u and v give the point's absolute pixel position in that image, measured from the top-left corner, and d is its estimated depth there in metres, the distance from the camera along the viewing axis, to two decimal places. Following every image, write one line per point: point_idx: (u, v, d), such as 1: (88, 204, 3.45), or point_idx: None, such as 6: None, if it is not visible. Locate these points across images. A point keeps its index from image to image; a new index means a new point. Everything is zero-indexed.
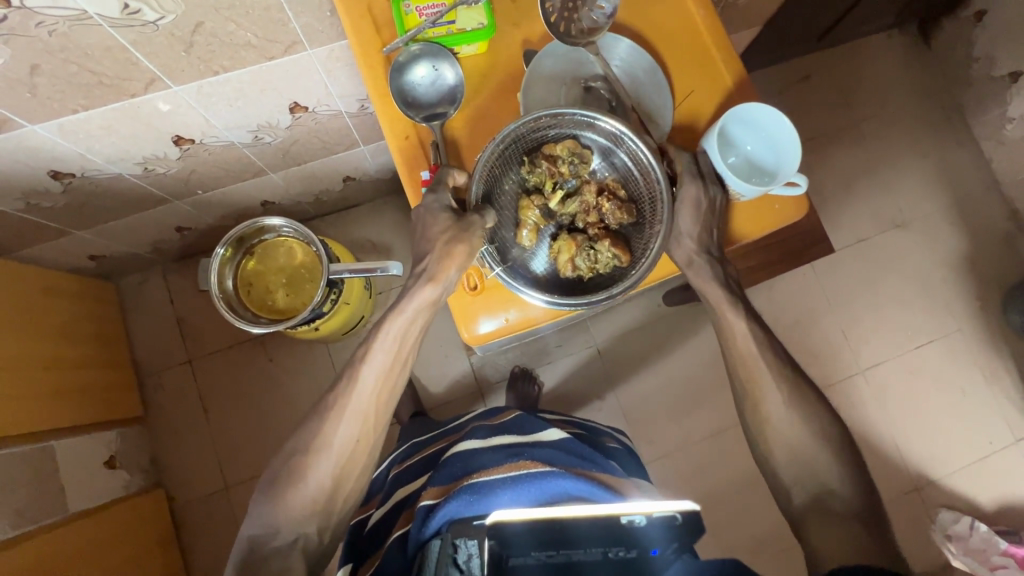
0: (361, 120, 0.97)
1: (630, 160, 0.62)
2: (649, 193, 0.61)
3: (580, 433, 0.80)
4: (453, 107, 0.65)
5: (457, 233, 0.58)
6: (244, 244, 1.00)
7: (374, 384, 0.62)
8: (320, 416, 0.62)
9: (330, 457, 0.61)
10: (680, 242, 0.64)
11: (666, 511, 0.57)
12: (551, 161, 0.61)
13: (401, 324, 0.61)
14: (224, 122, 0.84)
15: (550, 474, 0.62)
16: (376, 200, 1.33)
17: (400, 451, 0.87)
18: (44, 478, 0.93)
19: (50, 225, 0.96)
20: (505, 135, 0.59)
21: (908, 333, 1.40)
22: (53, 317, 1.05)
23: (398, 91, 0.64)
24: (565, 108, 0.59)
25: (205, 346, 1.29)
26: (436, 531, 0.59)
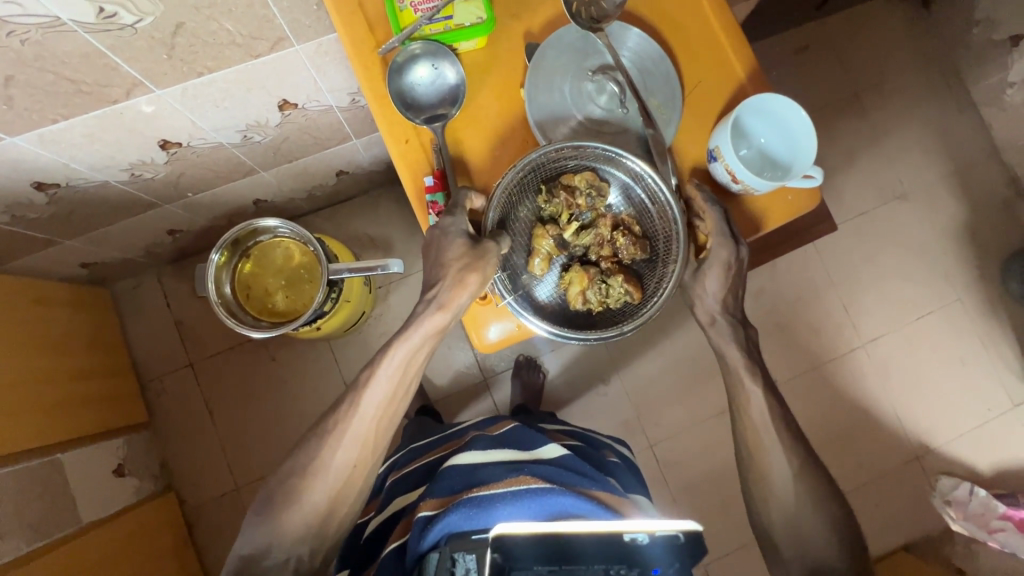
0: (353, 113, 0.93)
1: (646, 196, 0.62)
2: (665, 233, 0.62)
3: (579, 447, 0.80)
4: (455, 107, 0.62)
5: (471, 260, 0.57)
6: (240, 247, 0.98)
7: (377, 409, 0.61)
8: (319, 438, 0.60)
9: (327, 479, 0.59)
10: (703, 301, 0.66)
11: (669, 528, 0.54)
12: (569, 193, 0.62)
13: (407, 351, 0.60)
14: (212, 124, 0.81)
15: (550, 491, 0.62)
16: (370, 193, 1.30)
17: (398, 457, 0.87)
18: (55, 492, 0.93)
19: (38, 236, 0.93)
20: (524, 165, 0.58)
21: (909, 305, 1.41)
22: (49, 328, 1.03)
23: (397, 93, 0.62)
24: (588, 142, 0.58)
25: (206, 348, 1.28)
26: (434, 543, 0.60)
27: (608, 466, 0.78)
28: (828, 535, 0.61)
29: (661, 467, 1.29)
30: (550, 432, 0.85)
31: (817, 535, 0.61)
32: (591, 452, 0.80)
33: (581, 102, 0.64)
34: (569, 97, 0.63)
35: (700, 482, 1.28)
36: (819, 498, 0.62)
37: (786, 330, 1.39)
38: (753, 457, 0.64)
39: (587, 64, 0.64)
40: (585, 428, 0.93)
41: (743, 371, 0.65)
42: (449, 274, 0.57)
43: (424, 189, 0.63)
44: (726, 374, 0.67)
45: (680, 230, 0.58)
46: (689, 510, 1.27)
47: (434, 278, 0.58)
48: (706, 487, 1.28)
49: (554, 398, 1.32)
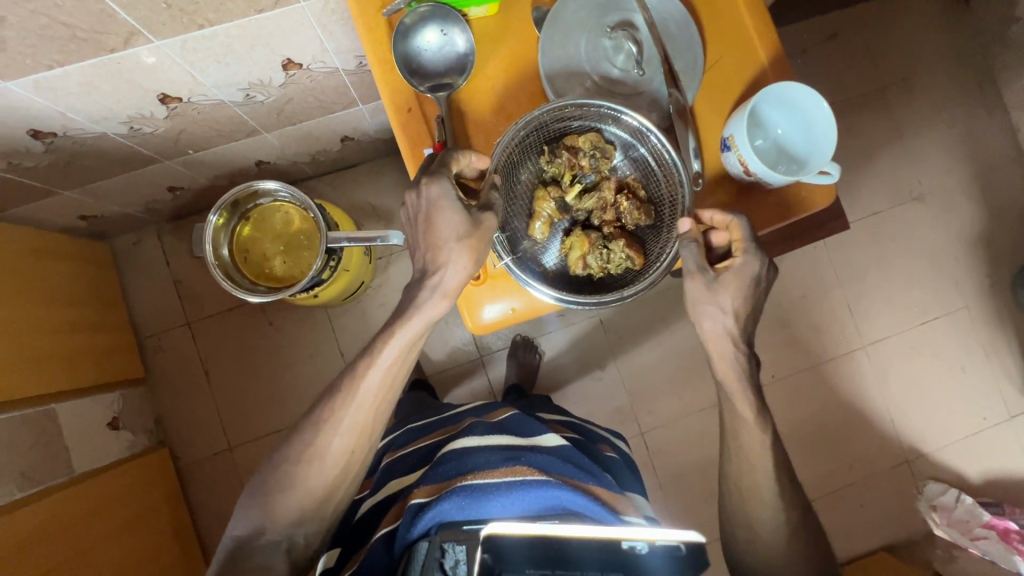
0: (360, 77, 0.90)
1: (649, 155, 0.59)
2: (671, 193, 0.59)
3: (575, 438, 0.80)
4: (463, 78, 0.60)
5: (472, 239, 0.55)
6: (239, 209, 0.96)
7: (374, 397, 0.60)
8: (313, 427, 0.60)
9: (323, 465, 0.60)
10: (717, 318, 0.58)
11: (670, 539, 0.55)
12: (574, 152, 0.59)
13: (409, 336, 0.58)
14: (213, 79, 0.78)
15: (546, 483, 0.62)
16: (375, 161, 1.28)
17: (393, 436, 0.87)
18: (48, 441, 0.94)
19: (37, 185, 0.92)
20: (529, 122, 0.56)
21: (914, 309, 1.39)
22: (46, 279, 1.02)
23: (402, 58, 0.59)
24: (591, 99, 0.55)
25: (203, 309, 1.28)
26: (424, 532, 0.60)
27: (602, 458, 0.79)
28: (797, 530, 0.63)
29: (651, 454, 1.30)
30: (549, 423, 0.85)
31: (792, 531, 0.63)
32: (587, 444, 0.80)
33: (596, 60, 0.60)
34: (584, 54, 0.60)
35: (688, 471, 1.29)
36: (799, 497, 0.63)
37: (788, 327, 1.38)
38: (737, 461, 0.63)
39: (604, 23, 0.60)
40: (583, 419, 0.93)
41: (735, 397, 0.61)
42: (456, 260, 0.55)
43: (423, 161, 0.60)
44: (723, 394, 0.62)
45: (685, 185, 0.56)
46: (676, 499, 1.28)
47: (438, 261, 0.56)
48: (693, 476, 1.29)
49: (549, 379, 1.32)
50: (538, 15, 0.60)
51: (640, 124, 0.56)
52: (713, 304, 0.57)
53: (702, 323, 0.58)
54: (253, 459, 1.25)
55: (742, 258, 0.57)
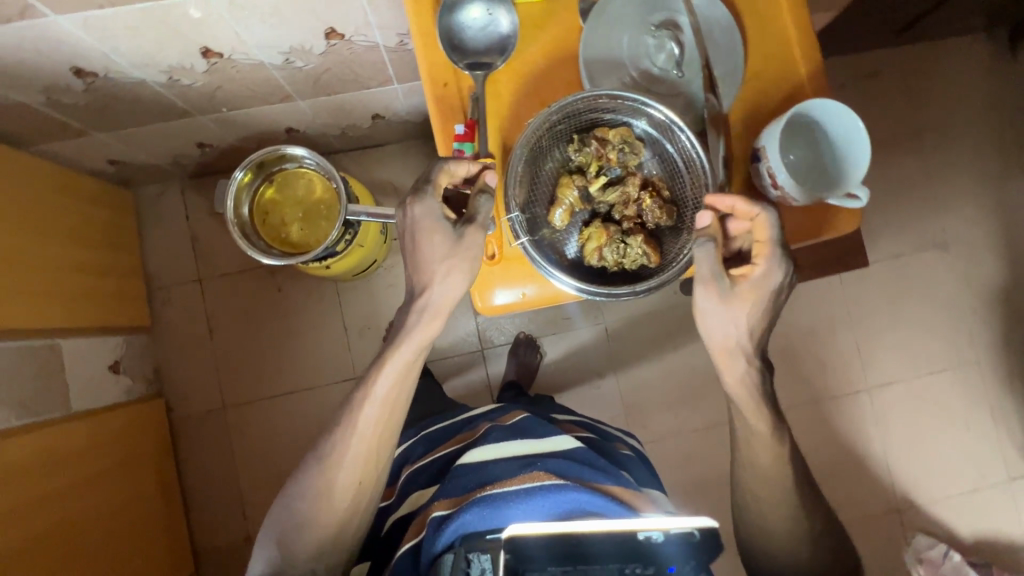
0: (399, 56, 0.91)
1: (676, 154, 0.59)
2: (695, 194, 0.59)
3: (588, 438, 0.80)
4: (502, 59, 0.60)
5: (458, 258, 0.58)
6: (264, 171, 0.97)
7: (375, 427, 0.63)
8: (320, 462, 0.63)
9: (334, 499, 0.63)
10: (731, 331, 0.58)
11: (685, 527, 0.57)
12: (601, 144, 0.58)
13: (400, 361, 0.61)
14: (256, 39, 0.80)
15: (564, 487, 0.62)
16: (402, 143, 1.29)
17: (411, 442, 0.87)
18: (51, 374, 0.96)
19: (70, 123, 0.93)
20: (564, 107, 0.56)
21: (924, 357, 1.36)
22: (68, 217, 1.04)
23: (443, 32, 0.59)
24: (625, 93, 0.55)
25: (216, 268, 1.29)
26: (448, 544, 0.62)
27: (616, 456, 0.79)
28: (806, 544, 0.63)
29: None
30: (562, 423, 0.85)
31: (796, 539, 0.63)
32: (601, 443, 0.80)
33: (637, 55, 0.60)
34: (625, 48, 0.60)
35: (675, 491, 1.28)
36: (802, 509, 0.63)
37: (792, 359, 1.36)
38: (753, 475, 0.64)
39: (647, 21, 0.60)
40: (593, 418, 0.93)
41: (748, 412, 0.61)
42: (445, 279, 0.59)
43: (453, 137, 0.60)
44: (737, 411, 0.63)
45: (710, 184, 0.57)
46: None
47: (426, 283, 0.59)
48: (680, 497, 1.27)
49: (547, 380, 1.31)
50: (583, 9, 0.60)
51: (671, 122, 0.57)
52: (728, 311, 0.57)
53: (717, 330, 0.58)
54: (248, 420, 1.27)
55: (764, 265, 0.56)
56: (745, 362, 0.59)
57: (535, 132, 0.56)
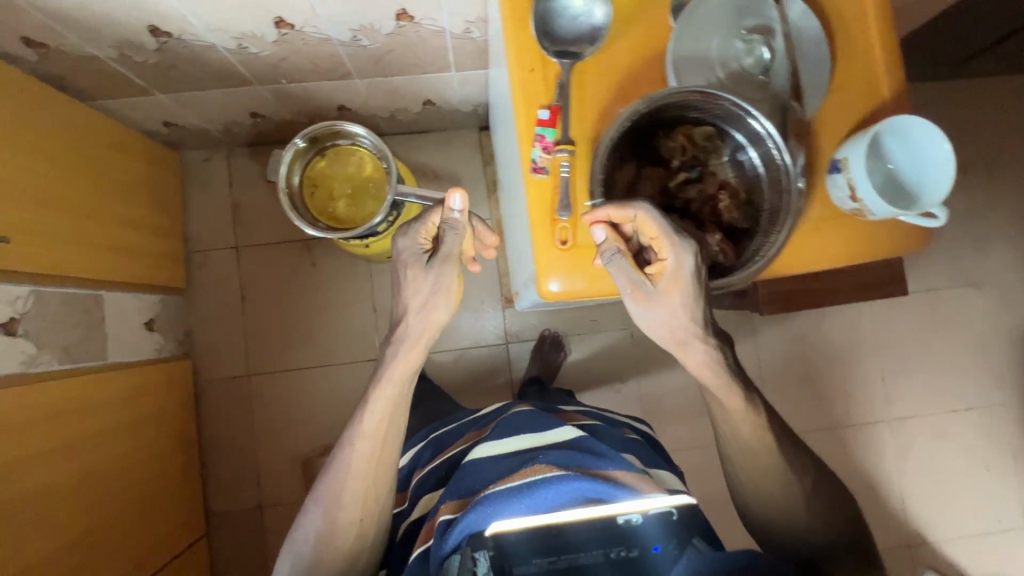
0: (462, 44, 0.93)
1: (755, 160, 0.59)
2: (771, 199, 0.58)
3: (592, 425, 0.81)
4: (590, 50, 0.60)
5: (433, 293, 0.68)
6: (316, 145, 0.99)
7: (368, 463, 0.72)
8: (321, 504, 0.72)
9: (340, 535, 0.71)
10: (672, 323, 0.58)
11: (663, 507, 0.64)
12: (688, 144, 0.61)
13: (386, 401, 0.71)
14: (330, 14, 0.81)
15: (565, 477, 0.63)
16: (447, 131, 1.31)
17: (419, 448, 0.91)
18: (93, 324, 0.98)
19: (136, 81, 0.95)
20: (654, 102, 0.56)
21: (948, 395, 1.35)
22: (120, 174, 1.06)
23: (534, 20, 0.59)
24: (719, 93, 0.55)
25: (253, 237, 1.30)
26: (455, 546, 0.62)
27: (619, 439, 0.80)
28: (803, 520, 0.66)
29: None
30: (569, 412, 0.87)
31: (786, 508, 0.66)
32: (604, 429, 0.81)
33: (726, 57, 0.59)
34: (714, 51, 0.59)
35: None
36: (795, 486, 0.66)
37: (814, 382, 1.35)
38: (737, 444, 0.67)
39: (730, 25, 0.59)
40: (600, 408, 0.95)
41: (716, 390, 0.63)
42: (422, 314, 0.69)
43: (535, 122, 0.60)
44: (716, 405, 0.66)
45: (788, 189, 0.57)
46: None
47: (403, 318, 0.69)
48: None
49: (567, 380, 1.32)
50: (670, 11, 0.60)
51: (754, 126, 0.57)
52: (659, 310, 0.58)
53: (657, 328, 0.59)
54: (270, 391, 1.28)
55: (671, 256, 0.56)
56: (701, 346, 0.59)
57: (623, 125, 0.57)
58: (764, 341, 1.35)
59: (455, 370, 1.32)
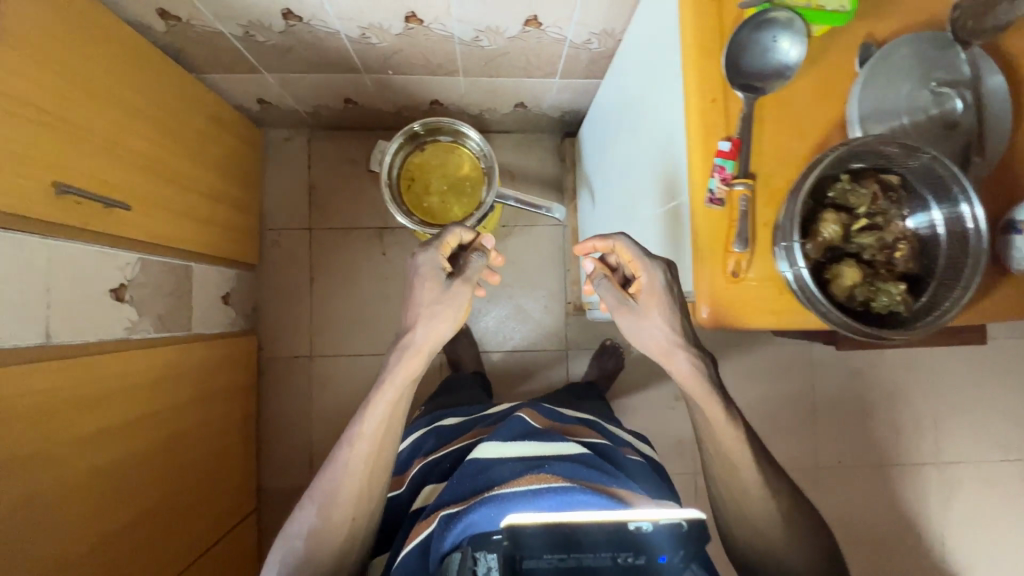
0: (578, 53, 0.93)
1: (944, 219, 0.48)
2: (954, 267, 0.47)
3: (598, 444, 0.73)
4: (777, 88, 0.52)
5: (447, 300, 0.64)
6: (418, 139, 1.00)
7: (364, 466, 0.64)
8: (310, 499, 0.64)
9: (326, 539, 0.62)
10: (652, 337, 0.61)
11: (672, 517, 0.51)
12: (877, 190, 0.49)
13: (388, 400, 0.64)
14: (462, 13, 0.81)
15: (571, 489, 0.56)
16: (527, 133, 1.32)
17: (420, 435, 0.86)
18: (182, 295, 0.99)
19: (249, 58, 0.95)
20: (850, 146, 0.46)
21: (997, 444, 1.36)
22: (215, 147, 1.06)
23: (726, 39, 0.52)
24: (926, 146, 0.45)
25: (328, 220, 1.32)
26: (454, 545, 0.55)
27: (625, 463, 0.72)
28: (785, 550, 0.62)
29: (700, 495, 1.29)
30: (573, 419, 0.80)
31: (775, 541, 0.63)
32: (609, 447, 0.73)
33: (916, 112, 0.51)
34: (905, 100, 0.51)
35: None
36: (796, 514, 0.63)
37: (868, 418, 1.36)
38: (723, 466, 0.64)
39: (934, 73, 0.51)
40: (601, 419, 0.88)
41: (703, 405, 0.61)
42: (431, 320, 0.64)
43: (710, 156, 0.52)
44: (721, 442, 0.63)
45: (979, 263, 0.46)
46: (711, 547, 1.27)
47: (413, 322, 0.64)
48: None
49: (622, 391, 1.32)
50: (865, 52, 0.52)
51: (962, 185, 0.46)
52: (641, 327, 0.61)
53: (644, 345, 0.62)
54: (329, 373, 1.29)
55: (642, 275, 0.60)
56: (685, 354, 0.60)
57: (814, 174, 0.47)
58: (820, 371, 1.36)
59: (512, 371, 1.32)
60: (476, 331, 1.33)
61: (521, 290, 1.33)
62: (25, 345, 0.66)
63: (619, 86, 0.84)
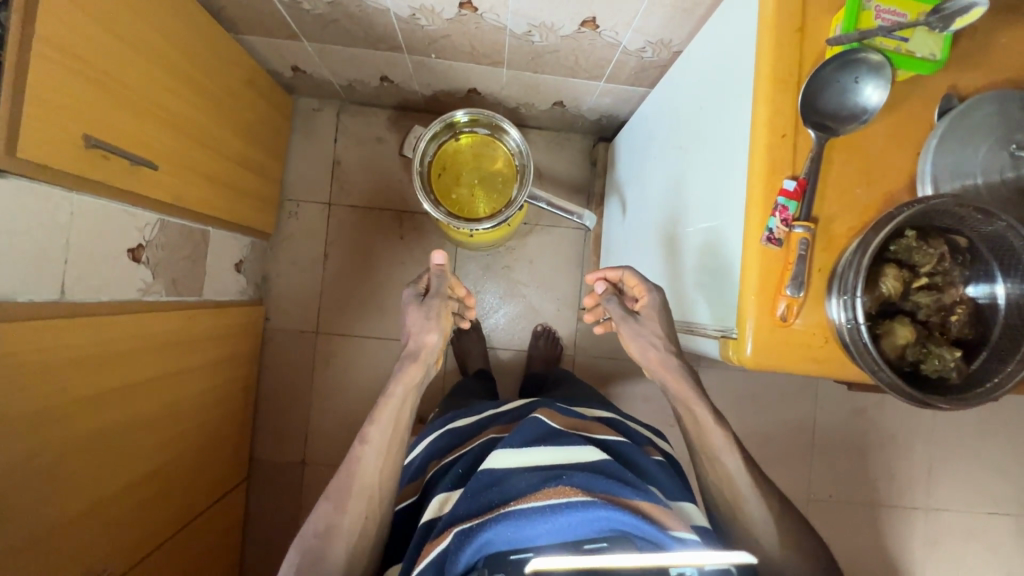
0: (628, 61, 0.90)
1: (1007, 291, 0.47)
2: (1013, 338, 0.47)
3: (618, 445, 0.70)
4: (849, 131, 0.51)
5: (433, 321, 0.68)
6: (455, 129, 0.97)
7: (378, 463, 0.65)
8: (330, 497, 0.63)
9: (346, 537, 0.61)
10: (649, 346, 0.66)
11: (721, 562, 0.47)
12: (942, 250, 0.49)
13: (390, 410, 0.66)
14: (519, 7, 0.78)
15: (590, 504, 0.53)
16: (559, 132, 1.30)
17: (434, 439, 0.78)
18: (197, 260, 0.98)
19: (290, 25, 0.92)
20: (926, 205, 0.44)
21: (986, 497, 1.36)
22: (245, 111, 1.03)
23: (809, 74, 0.51)
24: (1005, 215, 0.44)
25: (349, 197, 1.29)
26: (471, 563, 0.52)
27: (644, 464, 0.68)
28: None
29: None
30: (590, 418, 0.76)
31: None
32: (629, 448, 0.70)
33: (988, 176, 0.49)
34: (979, 161, 0.49)
35: None
36: (796, 547, 0.61)
37: (864, 457, 1.36)
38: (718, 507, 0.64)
39: (1016, 135, 0.49)
40: (620, 415, 0.84)
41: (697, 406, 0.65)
42: (422, 335, 0.68)
43: (774, 191, 0.51)
44: (731, 479, 0.63)
45: None
46: None
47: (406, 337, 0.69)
48: None
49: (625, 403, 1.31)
50: (946, 103, 0.51)
51: None
52: (641, 333, 0.66)
53: (640, 354, 0.67)
54: (334, 352, 1.28)
55: (647, 294, 0.67)
56: (677, 362, 0.66)
57: (883, 230, 0.46)
58: (822, 405, 1.36)
59: (518, 370, 1.31)
60: (486, 327, 1.31)
61: (536, 291, 1.32)
62: (40, 301, 0.66)
63: (669, 101, 0.81)
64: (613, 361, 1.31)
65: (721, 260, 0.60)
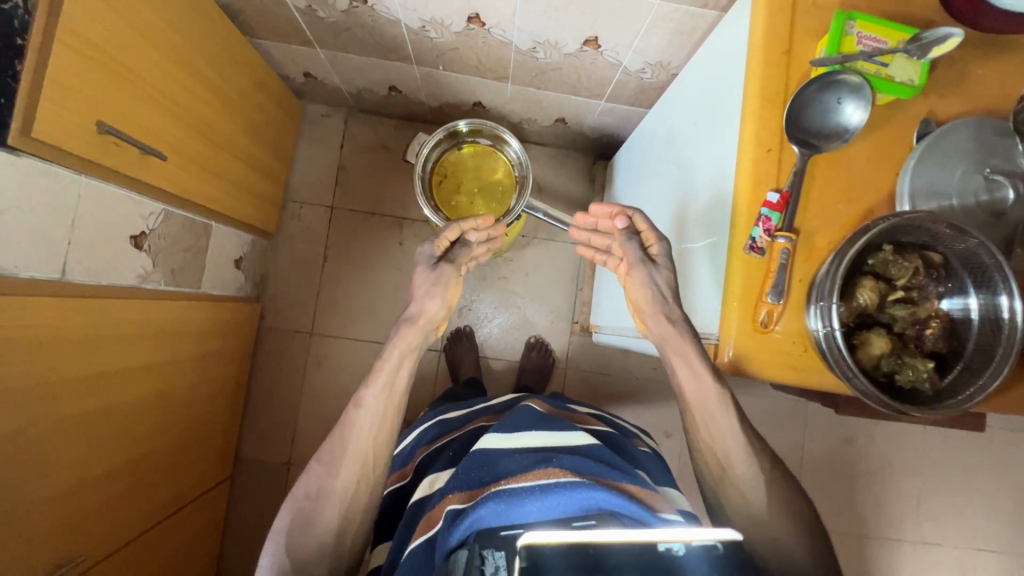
0: (628, 81, 0.93)
1: (978, 306, 0.49)
2: (984, 351, 0.48)
3: (607, 433, 0.72)
4: (832, 148, 0.53)
5: (438, 284, 0.69)
6: (457, 138, 1.00)
7: (372, 427, 0.65)
8: (322, 462, 0.63)
9: (338, 502, 0.62)
10: (655, 293, 0.66)
11: (708, 539, 0.47)
12: (918, 264, 0.50)
13: (387, 372, 0.66)
14: (525, 23, 0.82)
15: (580, 483, 0.52)
16: (560, 150, 1.33)
17: (425, 427, 0.81)
18: (198, 252, 0.99)
19: (305, 31, 0.96)
20: (901, 219, 0.46)
21: (974, 533, 1.35)
22: (255, 111, 1.06)
23: (794, 92, 0.54)
24: (976, 232, 0.45)
25: (351, 201, 1.32)
26: (462, 540, 0.51)
27: (637, 452, 0.70)
28: None
29: None
30: (581, 412, 0.77)
31: None
32: (618, 437, 0.72)
33: (964, 196, 0.51)
34: (955, 183, 0.51)
35: None
36: (779, 560, 0.61)
37: (852, 487, 1.35)
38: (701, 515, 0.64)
39: (991, 160, 0.51)
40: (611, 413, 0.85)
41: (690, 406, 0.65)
42: (426, 300, 0.68)
43: (759, 203, 0.53)
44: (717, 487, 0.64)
45: (1009, 354, 0.46)
46: None
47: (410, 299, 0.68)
48: None
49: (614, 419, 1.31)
50: (925, 127, 0.53)
51: (1002, 273, 0.46)
52: (650, 279, 0.66)
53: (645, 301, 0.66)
54: (327, 352, 1.29)
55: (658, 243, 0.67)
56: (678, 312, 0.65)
57: (859, 241, 0.47)
58: (810, 431, 1.36)
59: (509, 380, 1.31)
60: (479, 335, 1.32)
61: (530, 302, 1.33)
62: (39, 278, 0.67)
63: (665, 117, 0.84)
64: (604, 376, 1.32)
65: (710, 257, 0.62)
